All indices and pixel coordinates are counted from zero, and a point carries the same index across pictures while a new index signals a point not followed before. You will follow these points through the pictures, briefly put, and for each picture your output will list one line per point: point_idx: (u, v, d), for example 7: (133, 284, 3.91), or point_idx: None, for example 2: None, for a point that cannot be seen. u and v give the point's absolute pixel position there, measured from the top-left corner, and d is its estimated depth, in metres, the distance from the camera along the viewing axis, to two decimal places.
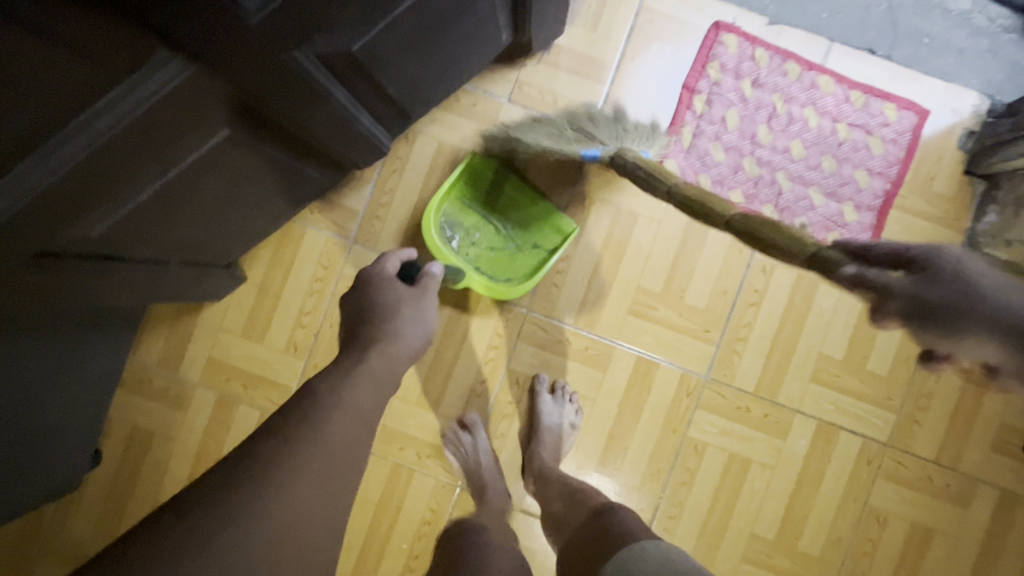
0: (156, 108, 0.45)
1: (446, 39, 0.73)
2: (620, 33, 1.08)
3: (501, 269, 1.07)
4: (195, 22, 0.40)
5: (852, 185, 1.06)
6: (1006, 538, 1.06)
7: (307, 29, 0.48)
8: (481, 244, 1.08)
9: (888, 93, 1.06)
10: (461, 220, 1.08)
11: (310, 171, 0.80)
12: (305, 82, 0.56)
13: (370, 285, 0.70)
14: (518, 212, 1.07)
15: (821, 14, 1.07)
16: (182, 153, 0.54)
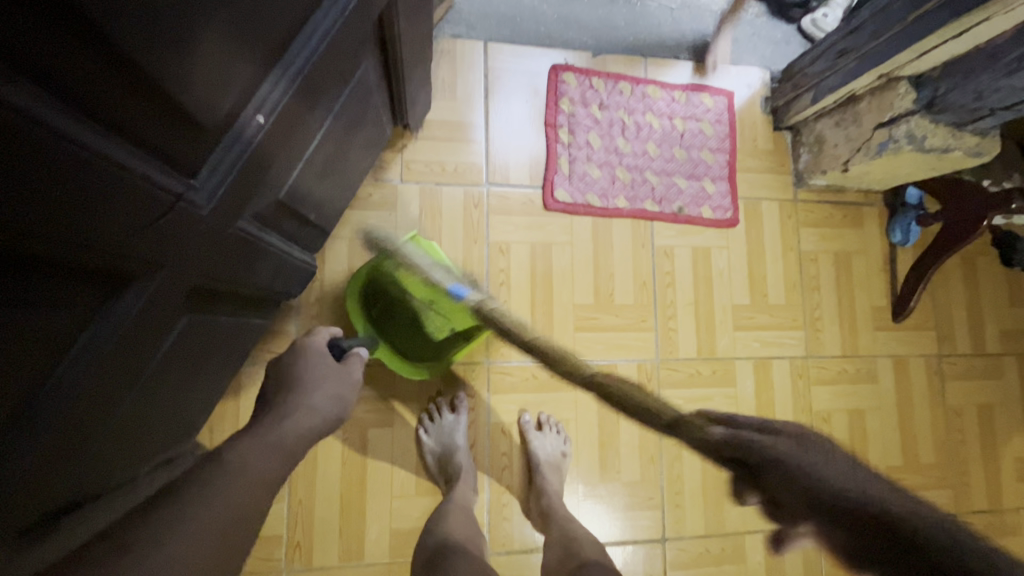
0: (140, 313, 0.53)
1: (337, 141, 0.78)
2: (479, 96, 1.19)
3: (418, 346, 1.06)
4: (165, 230, 0.50)
5: (702, 164, 1.26)
6: (910, 391, 1.31)
7: (242, 201, 0.59)
8: (401, 320, 1.07)
9: (700, 86, 1.30)
10: (381, 293, 1.05)
11: (252, 320, 0.87)
12: (246, 245, 0.66)
13: (301, 353, 0.75)
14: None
15: (628, 37, 1.29)
16: (154, 353, 0.60)
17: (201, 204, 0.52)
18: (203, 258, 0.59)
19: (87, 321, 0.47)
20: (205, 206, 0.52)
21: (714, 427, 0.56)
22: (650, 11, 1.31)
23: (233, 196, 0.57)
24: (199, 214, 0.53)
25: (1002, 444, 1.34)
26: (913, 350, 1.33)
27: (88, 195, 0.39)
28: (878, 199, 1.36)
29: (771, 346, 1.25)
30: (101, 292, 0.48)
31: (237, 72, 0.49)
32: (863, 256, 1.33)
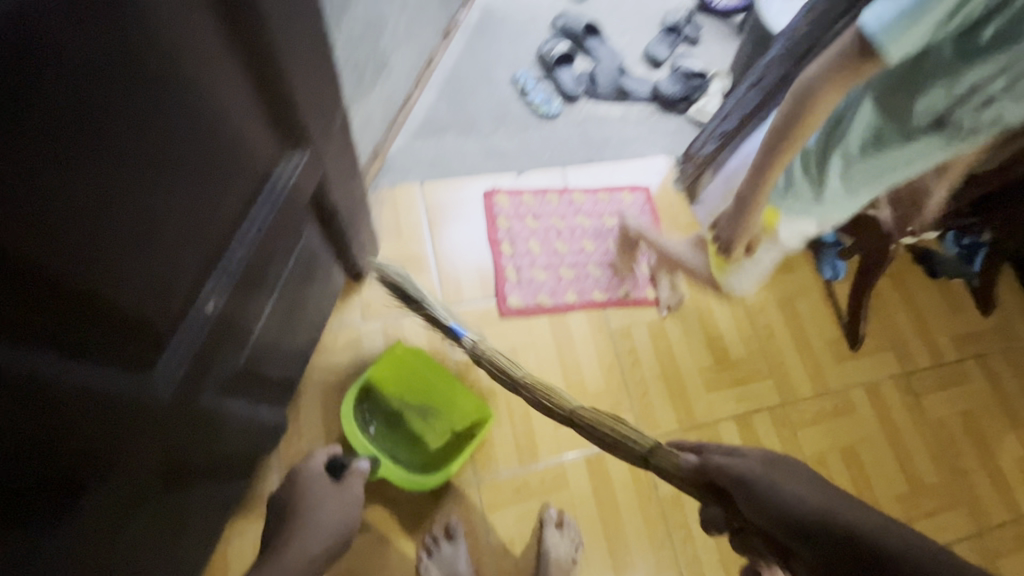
0: (96, 505, 0.56)
1: (292, 299, 0.85)
2: (422, 229, 1.32)
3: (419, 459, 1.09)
4: (120, 426, 0.55)
5: (636, 248, 1.39)
6: (892, 414, 1.34)
7: (199, 380, 0.65)
8: (399, 434, 1.11)
9: (618, 183, 1.46)
10: (381, 407, 1.12)
11: (227, 484, 0.88)
12: (208, 416, 0.71)
13: (300, 481, 0.86)
14: (438, 398, 1.12)
15: (544, 154, 1.49)
16: (116, 536, 0.62)
17: (155, 394, 0.57)
18: (162, 440, 0.63)
19: (48, 526, 0.51)
20: (161, 393, 0.58)
21: (687, 457, 0.78)
22: (559, 130, 1.56)
23: (189, 377, 0.63)
24: (155, 402, 0.58)
25: (997, 448, 1.36)
26: (880, 373, 1.38)
27: (45, 419, 0.45)
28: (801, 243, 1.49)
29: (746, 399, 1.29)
30: (63, 497, 0.51)
31: (182, 275, 0.57)
32: (804, 297, 1.43)
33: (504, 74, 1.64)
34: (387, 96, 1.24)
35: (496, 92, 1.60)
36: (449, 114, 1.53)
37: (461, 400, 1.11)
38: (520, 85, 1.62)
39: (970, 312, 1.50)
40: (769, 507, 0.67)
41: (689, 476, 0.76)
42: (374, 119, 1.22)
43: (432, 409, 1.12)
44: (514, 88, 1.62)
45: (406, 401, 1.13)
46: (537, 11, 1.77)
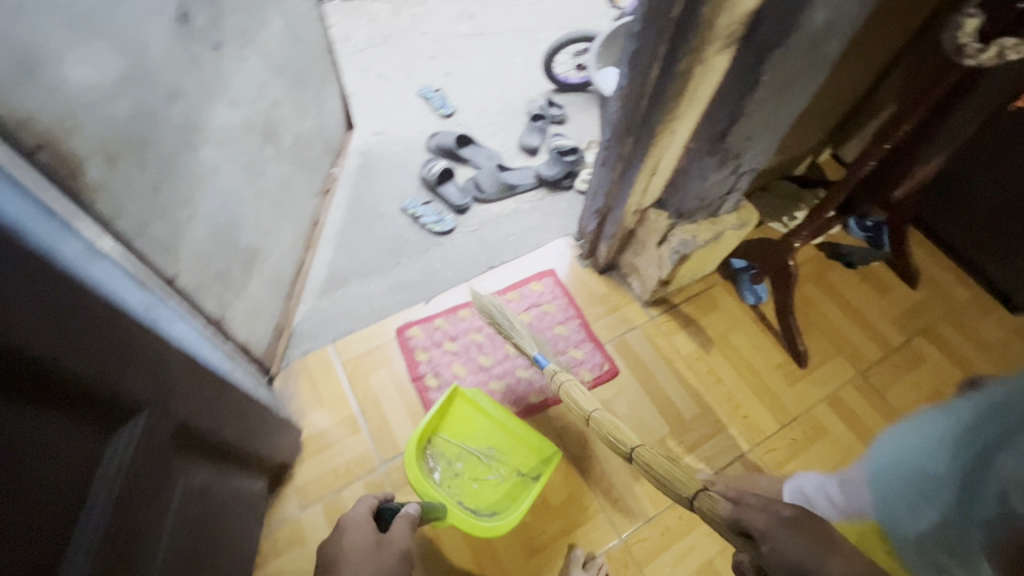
0: None
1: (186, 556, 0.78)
2: (343, 390, 1.29)
3: (486, 501, 1.16)
4: None
5: (560, 338, 1.38)
6: (864, 422, 1.30)
7: None
8: (464, 477, 1.19)
9: (524, 279, 1.48)
10: (443, 453, 1.20)
11: None
12: None
13: (339, 540, 0.88)
14: (500, 441, 1.21)
15: (448, 273, 1.51)
16: None
17: None
18: None
19: None
20: None
21: (722, 506, 0.82)
22: (458, 244, 1.60)
23: None
24: None
25: None
26: (837, 383, 1.35)
27: None
28: (717, 278, 1.50)
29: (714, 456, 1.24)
30: None
31: None
32: (737, 330, 1.42)
33: (393, 208, 1.70)
34: (271, 277, 1.26)
35: (391, 226, 1.66)
36: (349, 264, 1.56)
37: (527, 440, 1.20)
38: (411, 213, 1.68)
39: (899, 290, 1.51)
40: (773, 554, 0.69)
41: (727, 521, 0.80)
42: (263, 305, 1.23)
43: (495, 451, 1.21)
44: (406, 217, 1.68)
45: (468, 445, 1.22)
46: (410, 139, 1.86)
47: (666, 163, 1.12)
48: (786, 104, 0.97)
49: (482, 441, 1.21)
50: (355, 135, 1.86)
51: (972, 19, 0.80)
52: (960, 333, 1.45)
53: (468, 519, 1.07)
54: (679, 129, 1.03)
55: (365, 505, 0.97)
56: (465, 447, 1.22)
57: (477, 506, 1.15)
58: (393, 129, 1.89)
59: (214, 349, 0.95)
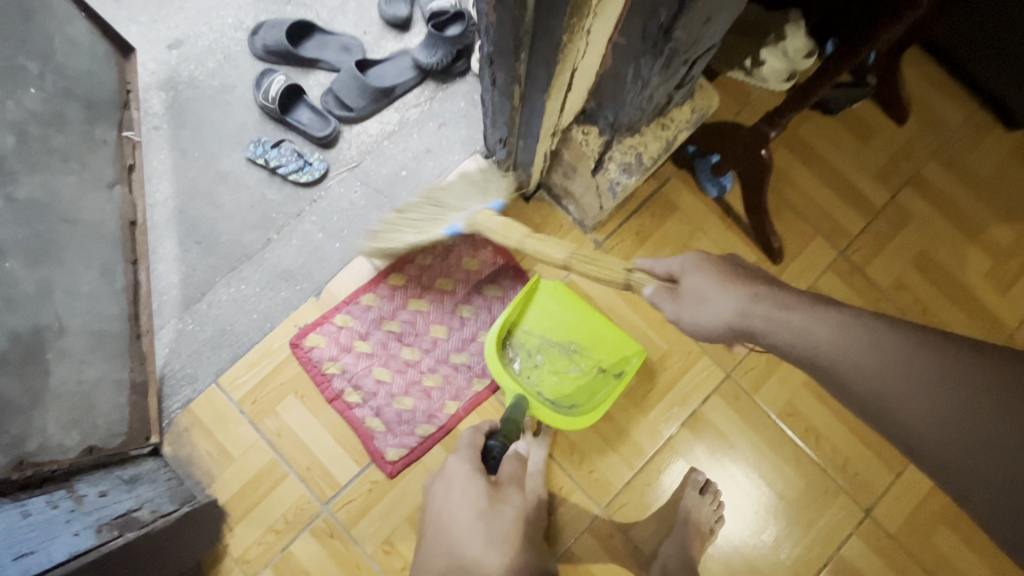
0: None
1: None
2: (249, 435, 1.05)
3: (566, 395, 1.07)
4: None
5: (494, 302, 1.12)
6: None
7: None
8: (544, 368, 1.09)
9: (435, 231, 1.15)
10: (525, 343, 1.10)
11: None
12: None
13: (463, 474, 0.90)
14: (586, 337, 1.09)
15: (334, 244, 1.16)
16: None
17: None
18: None
19: None
20: None
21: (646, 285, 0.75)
22: (338, 195, 1.21)
23: None
24: None
25: (964, 276, 1.18)
26: (815, 271, 1.17)
27: None
28: (669, 170, 1.19)
29: (688, 396, 1.11)
30: None
31: None
32: (700, 236, 1.17)
33: (236, 160, 1.24)
34: (91, 341, 0.91)
35: (243, 189, 1.23)
36: (207, 259, 1.19)
37: (613, 337, 1.09)
38: (262, 162, 1.23)
39: (883, 134, 1.24)
40: (707, 318, 0.70)
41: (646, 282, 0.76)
42: (96, 382, 0.91)
43: (577, 346, 1.09)
44: (259, 170, 1.24)
45: (550, 336, 1.10)
46: (225, 43, 1.29)
47: (584, 68, 0.73)
48: None
49: (566, 333, 1.09)
50: (141, 54, 1.27)
51: None
52: (950, 173, 1.23)
53: (550, 413, 0.99)
54: (594, 26, 0.62)
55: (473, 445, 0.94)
56: (546, 339, 1.10)
57: (554, 399, 1.07)
58: (195, 32, 1.29)
59: (17, 522, 0.70)
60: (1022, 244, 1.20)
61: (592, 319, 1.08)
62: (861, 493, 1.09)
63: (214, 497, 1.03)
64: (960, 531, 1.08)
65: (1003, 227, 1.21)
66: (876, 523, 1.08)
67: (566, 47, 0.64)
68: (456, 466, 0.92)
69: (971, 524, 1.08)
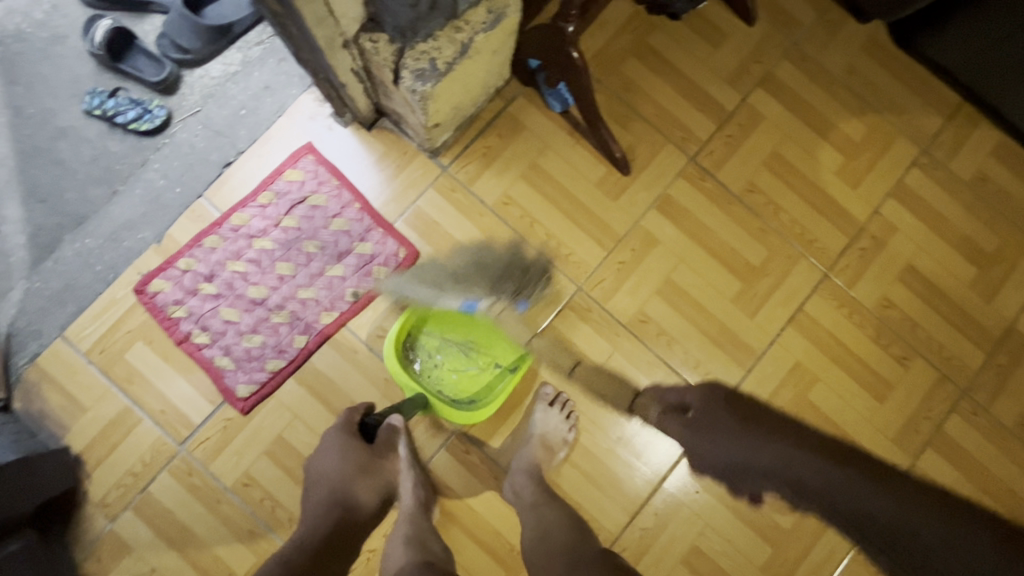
0: None
1: None
2: (100, 384, 1.06)
3: (465, 392, 1.07)
4: None
5: (340, 235, 1.11)
6: (696, 218, 1.16)
7: None
8: (444, 368, 1.08)
9: (276, 169, 1.12)
10: (422, 347, 1.09)
11: None
12: None
13: (347, 441, 0.97)
14: (481, 332, 1.09)
15: (175, 190, 1.14)
16: None
17: None
18: None
19: None
20: None
21: None
22: (180, 141, 1.18)
23: None
24: None
25: (816, 174, 1.18)
26: (665, 180, 1.17)
27: None
28: (515, 88, 1.17)
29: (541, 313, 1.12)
30: None
31: None
32: (548, 153, 1.16)
33: (73, 113, 1.20)
34: None
35: (83, 143, 1.19)
36: (51, 217, 1.16)
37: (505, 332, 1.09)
38: (100, 113, 1.19)
39: (733, 35, 1.21)
40: None
41: None
42: None
43: (476, 344, 1.09)
44: (99, 121, 1.20)
45: (447, 337, 1.09)
46: None
47: None
48: None
49: (464, 332, 1.09)
50: None
51: None
52: (802, 71, 1.21)
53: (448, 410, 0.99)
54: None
55: (350, 417, 1.00)
56: (444, 340, 1.09)
57: (454, 398, 1.06)
58: None
59: None
60: (872, 137, 1.20)
61: (488, 316, 1.09)
62: (713, 392, 1.12)
63: (72, 446, 1.04)
64: (809, 421, 1.12)
65: (854, 122, 1.20)
66: None
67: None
68: (333, 435, 0.99)
69: (819, 411, 1.12)
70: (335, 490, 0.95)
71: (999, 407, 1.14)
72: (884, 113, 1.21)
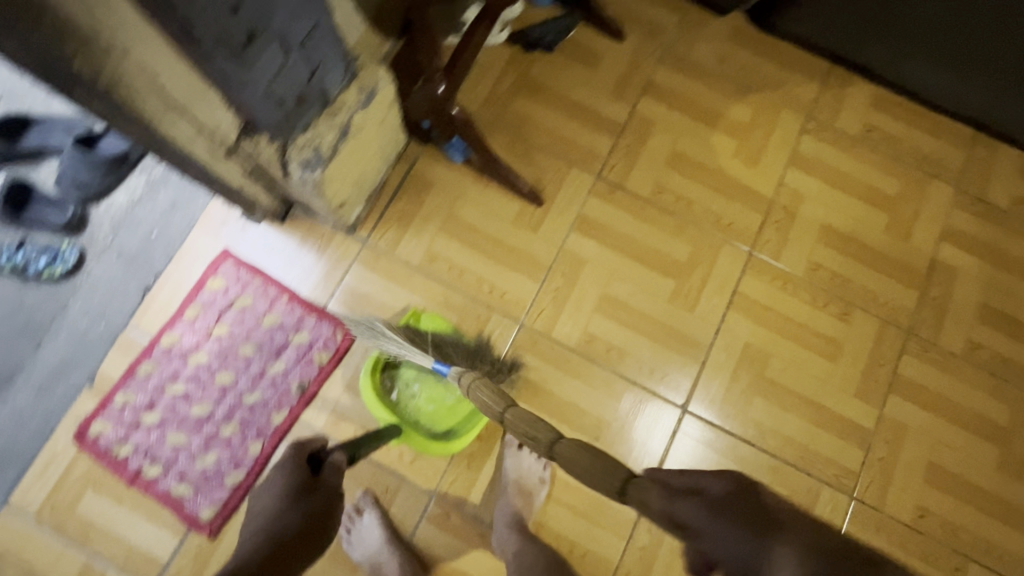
0: None
1: None
2: (55, 546, 1.01)
3: (442, 423, 1.05)
4: None
5: (273, 331, 1.10)
6: (617, 231, 1.19)
7: None
8: (421, 399, 1.06)
9: (197, 281, 1.12)
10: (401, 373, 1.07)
11: None
12: None
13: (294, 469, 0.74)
14: (456, 362, 1.05)
15: (100, 327, 1.12)
16: None
17: None
18: None
19: None
20: None
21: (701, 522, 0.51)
22: (97, 276, 1.16)
23: None
24: None
25: (716, 163, 1.23)
26: (578, 203, 1.20)
27: None
28: (415, 149, 1.20)
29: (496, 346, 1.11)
30: None
31: None
32: (462, 203, 1.18)
33: None
34: None
35: None
36: None
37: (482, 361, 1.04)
38: (11, 268, 1.17)
39: (607, 55, 1.28)
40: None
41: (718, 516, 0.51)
42: None
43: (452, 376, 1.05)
44: (11, 276, 1.18)
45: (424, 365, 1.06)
46: None
47: (177, 82, 0.71)
48: None
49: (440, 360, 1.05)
50: None
51: None
52: (678, 72, 1.28)
53: None
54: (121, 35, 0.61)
55: (299, 446, 0.78)
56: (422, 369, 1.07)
57: (430, 429, 1.05)
58: None
59: None
60: (758, 117, 1.26)
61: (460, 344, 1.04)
62: (674, 393, 1.13)
63: None
64: (774, 397, 1.13)
65: (738, 107, 1.27)
66: (698, 414, 1.12)
67: (99, 60, 0.62)
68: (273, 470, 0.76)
69: (780, 385, 1.14)
70: (268, 531, 0.68)
71: (947, 338, 1.17)
72: (763, 92, 1.28)
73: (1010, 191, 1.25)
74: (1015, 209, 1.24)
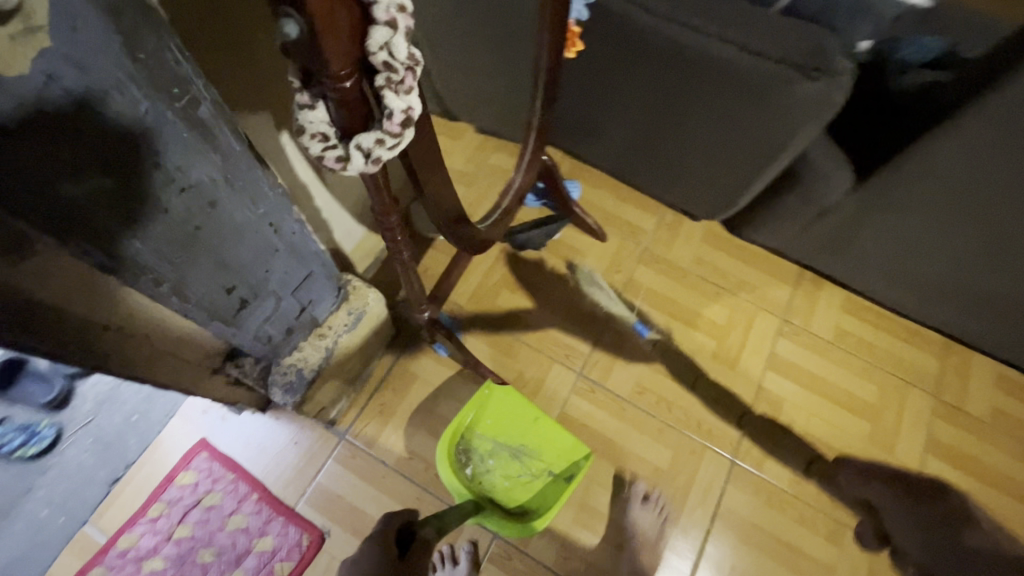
0: None
1: None
2: None
3: (516, 500, 1.10)
4: None
5: (237, 535, 1.05)
6: (595, 432, 1.19)
7: None
8: (495, 474, 1.12)
9: (168, 474, 1.09)
10: (474, 451, 1.13)
11: None
12: None
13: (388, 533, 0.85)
14: (532, 440, 1.14)
15: (59, 521, 1.07)
16: None
17: None
18: None
19: None
20: None
21: None
22: (67, 460, 1.13)
23: None
24: None
25: (695, 363, 1.27)
26: (558, 401, 1.22)
27: None
28: (402, 340, 1.23)
29: (465, 550, 1.07)
30: None
31: None
32: (444, 397, 1.20)
33: None
34: None
35: None
36: None
37: (556, 440, 1.14)
38: None
39: (590, 253, 1.36)
40: None
41: None
42: None
43: (527, 453, 1.13)
44: None
45: (500, 440, 1.14)
46: None
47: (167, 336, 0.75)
48: (226, 239, 0.62)
49: (516, 438, 1.14)
50: None
51: (308, 110, 0.44)
52: (657, 271, 1.36)
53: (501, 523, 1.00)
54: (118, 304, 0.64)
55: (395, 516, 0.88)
56: (496, 445, 1.14)
57: (503, 505, 1.10)
58: None
59: None
60: (734, 318, 1.32)
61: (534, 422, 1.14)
62: None
63: None
64: None
65: (714, 307, 1.33)
66: None
67: (99, 334, 0.64)
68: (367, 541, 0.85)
69: None
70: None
71: None
72: (738, 293, 1.34)
73: (990, 401, 1.26)
74: (998, 421, 1.24)
